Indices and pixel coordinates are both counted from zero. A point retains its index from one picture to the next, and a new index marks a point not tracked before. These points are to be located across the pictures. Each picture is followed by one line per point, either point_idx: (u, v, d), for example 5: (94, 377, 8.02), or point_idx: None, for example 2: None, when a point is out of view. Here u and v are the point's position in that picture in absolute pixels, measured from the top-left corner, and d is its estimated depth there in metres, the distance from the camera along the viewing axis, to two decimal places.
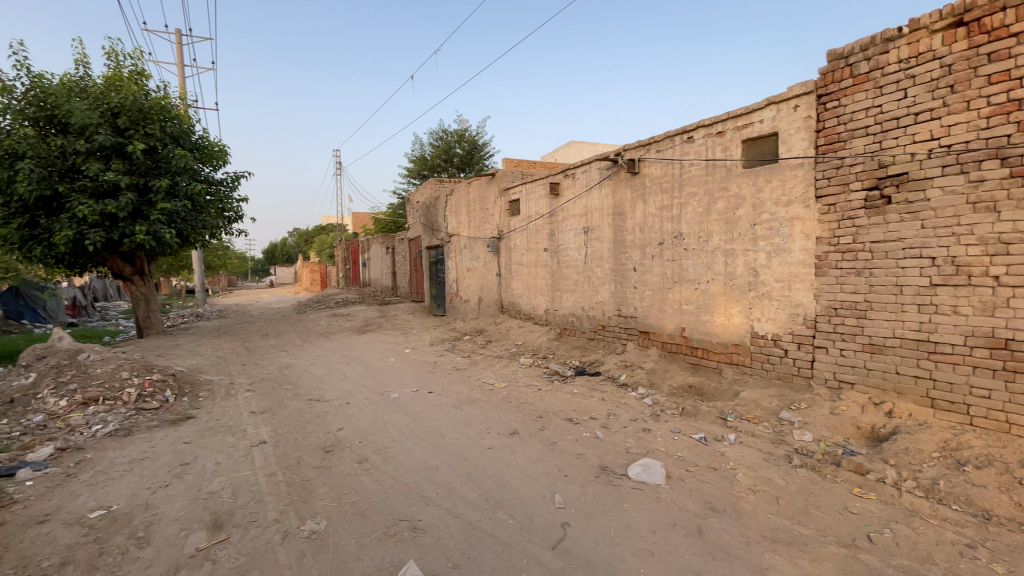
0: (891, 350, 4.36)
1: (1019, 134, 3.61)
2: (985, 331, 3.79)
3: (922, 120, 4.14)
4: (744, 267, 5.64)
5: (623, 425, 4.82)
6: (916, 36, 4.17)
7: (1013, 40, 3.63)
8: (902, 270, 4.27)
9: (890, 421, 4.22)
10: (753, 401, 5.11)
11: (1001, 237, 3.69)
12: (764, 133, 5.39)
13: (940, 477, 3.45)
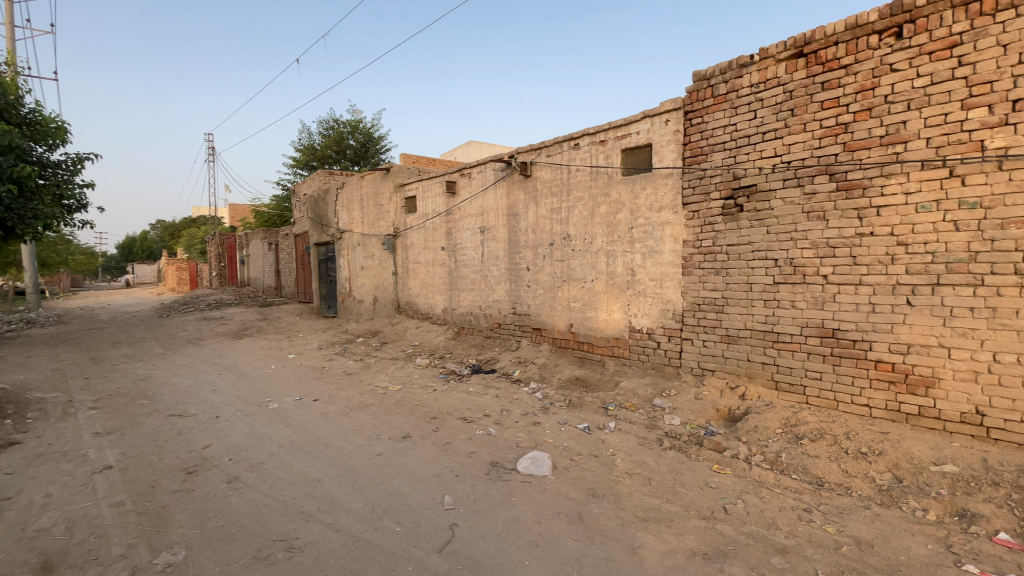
0: (744, 340, 4.97)
1: (844, 154, 4.27)
2: (816, 322, 4.46)
3: (768, 138, 4.76)
4: (623, 267, 6.06)
5: (514, 421, 4.93)
6: (765, 64, 4.77)
7: (842, 72, 4.28)
8: (752, 270, 4.88)
9: (743, 403, 4.81)
10: (631, 390, 5.51)
11: (830, 242, 4.35)
12: (640, 144, 5.84)
13: (782, 451, 3.99)
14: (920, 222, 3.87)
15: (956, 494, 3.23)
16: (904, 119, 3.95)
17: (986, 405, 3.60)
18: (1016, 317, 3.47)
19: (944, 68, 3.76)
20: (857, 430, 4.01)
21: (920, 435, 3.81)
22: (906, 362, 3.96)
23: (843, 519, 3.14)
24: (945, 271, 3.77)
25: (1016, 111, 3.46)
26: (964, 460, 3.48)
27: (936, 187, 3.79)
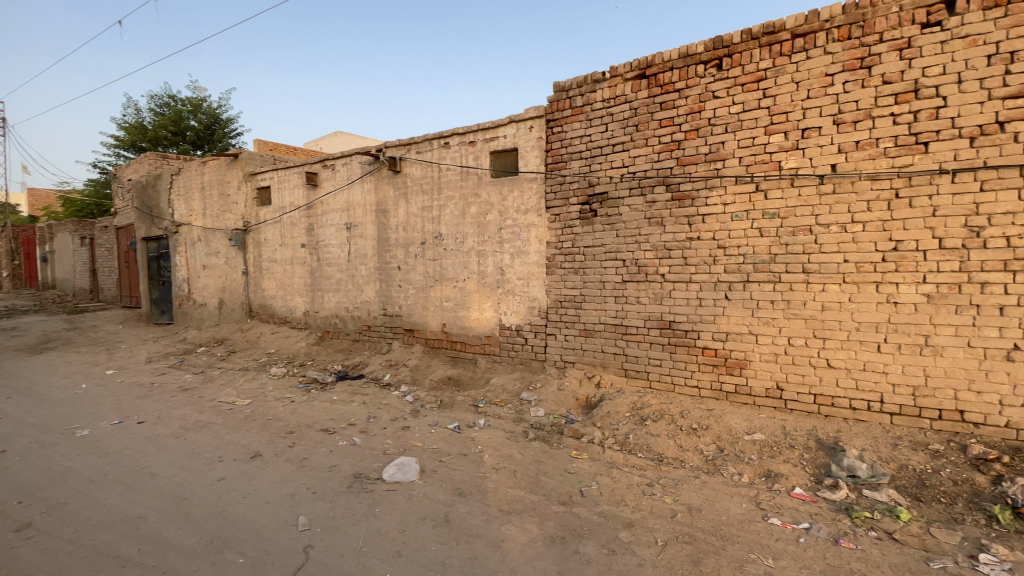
0: (599, 334, 5.40)
1: (677, 167, 4.86)
2: (656, 315, 5.01)
3: (618, 150, 5.23)
4: (493, 266, 6.18)
5: (381, 427, 4.75)
6: (614, 81, 5.23)
7: (676, 95, 4.85)
8: (606, 270, 5.32)
9: (599, 391, 5.22)
10: (500, 386, 5.65)
11: (666, 245, 4.93)
12: (507, 147, 6.02)
13: (631, 432, 4.41)
14: (735, 229, 4.56)
15: (763, 457, 3.86)
16: (723, 140, 4.62)
17: (783, 380, 4.36)
18: (803, 307, 4.25)
19: (752, 99, 4.46)
20: (689, 409, 4.60)
21: (737, 410, 4.49)
22: (726, 348, 4.64)
23: (678, 489, 3.56)
24: (753, 270, 4.48)
25: (803, 138, 4.23)
26: (768, 428, 4.17)
27: (746, 199, 4.49)
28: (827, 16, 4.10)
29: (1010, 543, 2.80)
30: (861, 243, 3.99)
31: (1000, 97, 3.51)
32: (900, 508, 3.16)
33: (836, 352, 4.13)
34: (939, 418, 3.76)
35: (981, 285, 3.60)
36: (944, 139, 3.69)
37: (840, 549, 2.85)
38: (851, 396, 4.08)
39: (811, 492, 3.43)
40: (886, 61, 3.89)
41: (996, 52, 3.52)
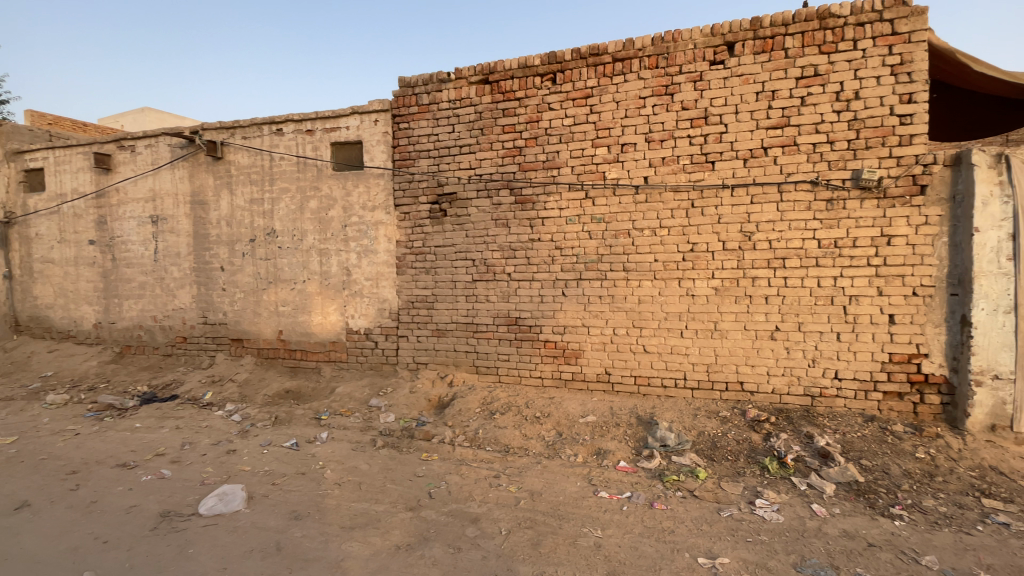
0: (450, 333, 5.43)
1: (519, 172, 5.11)
2: (504, 313, 5.21)
3: (464, 151, 5.30)
4: (337, 266, 5.81)
5: (201, 454, 4.13)
6: (459, 83, 5.28)
7: (517, 103, 5.09)
8: (455, 269, 5.36)
9: (450, 390, 5.25)
10: (347, 395, 5.34)
11: (512, 245, 5.15)
12: (350, 139, 5.71)
13: (480, 428, 4.52)
14: (570, 231, 4.95)
15: (595, 437, 4.27)
16: (558, 149, 4.98)
17: (611, 366, 4.88)
18: (624, 301, 4.80)
19: (582, 113, 4.88)
20: (533, 399, 4.89)
21: (574, 396, 4.90)
22: (564, 340, 5.02)
23: (522, 477, 3.75)
24: (585, 269, 4.91)
25: (623, 152, 4.77)
26: (599, 410, 4.63)
27: (578, 205, 4.91)
28: (640, 45, 4.67)
29: (776, 487, 3.51)
30: (669, 244, 4.64)
31: (762, 128, 4.37)
32: (700, 469, 3.75)
33: (651, 338, 4.74)
34: (726, 389, 4.56)
35: (752, 279, 4.44)
36: (726, 159, 4.47)
37: (655, 512, 3.28)
38: (663, 376, 4.72)
39: (633, 464, 3.89)
40: (684, 90, 4.57)
41: (759, 91, 4.37)
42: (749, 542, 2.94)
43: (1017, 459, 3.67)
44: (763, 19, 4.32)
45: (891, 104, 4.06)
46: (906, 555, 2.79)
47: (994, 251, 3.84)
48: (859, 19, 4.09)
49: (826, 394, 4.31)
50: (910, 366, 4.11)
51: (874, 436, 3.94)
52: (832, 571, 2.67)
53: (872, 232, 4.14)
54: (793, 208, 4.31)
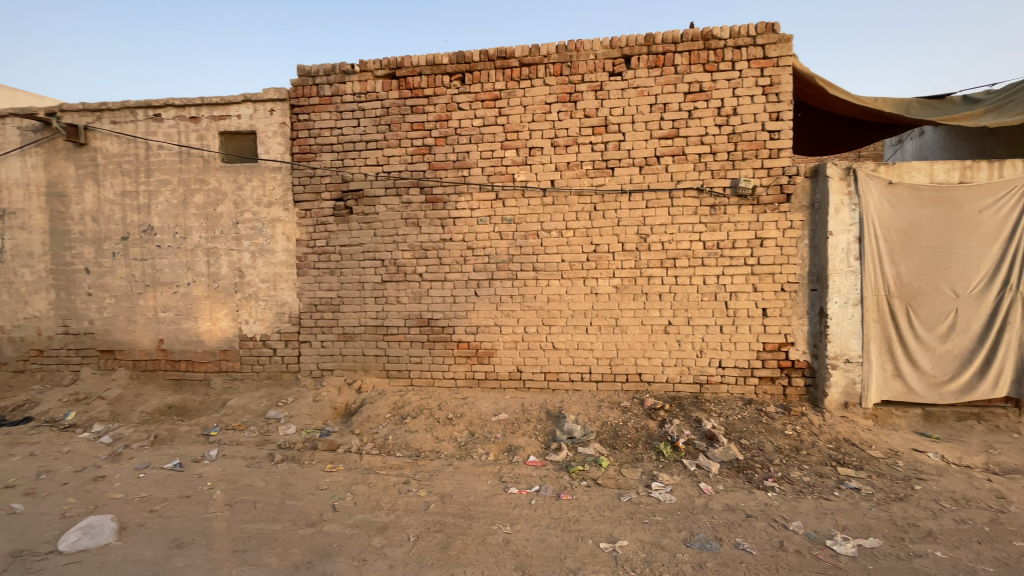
0: (358, 336, 5.22)
1: (428, 171, 5.04)
2: (415, 314, 5.11)
3: (371, 147, 5.12)
4: (228, 267, 5.35)
5: (60, 483, 3.60)
6: (364, 76, 5.09)
7: (425, 100, 5.01)
8: (363, 269, 5.16)
9: (358, 396, 5.05)
10: (241, 407, 4.93)
11: (422, 245, 5.07)
12: (241, 129, 5.28)
13: (390, 433, 4.40)
14: (480, 231, 4.98)
15: (506, 434, 4.33)
16: (467, 149, 4.98)
17: (522, 363, 4.98)
18: (534, 300, 4.92)
19: (491, 114, 4.93)
20: (445, 401, 4.86)
21: (486, 395, 4.95)
22: (475, 340, 5.04)
23: (433, 480, 3.71)
24: (496, 269, 4.97)
25: (530, 155, 4.89)
26: (510, 407, 4.71)
27: (488, 205, 4.95)
28: (545, 52, 4.81)
29: (669, 470, 3.80)
30: (575, 245, 4.84)
31: (656, 138, 4.70)
32: (603, 458, 3.95)
33: (559, 335, 4.91)
34: (627, 381, 4.85)
35: (649, 277, 4.76)
36: (624, 165, 4.75)
37: (562, 503, 3.40)
38: (571, 371, 4.92)
39: (542, 458, 4.01)
40: (587, 98, 4.78)
41: (653, 103, 4.69)
42: (645, 523, 3.15)
43: (862, 430, 4.29)
44: (656, 36, 4.65)
45: (763, 121, 4.56)
46: (777, 522, 3.16)
47: (845, 251, 4.46)
48: (737, 42, 4.55)
49: (713, 381, 4.75)
50: (780, 354, 4.65)
51: (752, 417, 4.41)
52: (716, 542, 2.95)
53: (748, 234, 4.63)
54: (683, 212, 4.69)
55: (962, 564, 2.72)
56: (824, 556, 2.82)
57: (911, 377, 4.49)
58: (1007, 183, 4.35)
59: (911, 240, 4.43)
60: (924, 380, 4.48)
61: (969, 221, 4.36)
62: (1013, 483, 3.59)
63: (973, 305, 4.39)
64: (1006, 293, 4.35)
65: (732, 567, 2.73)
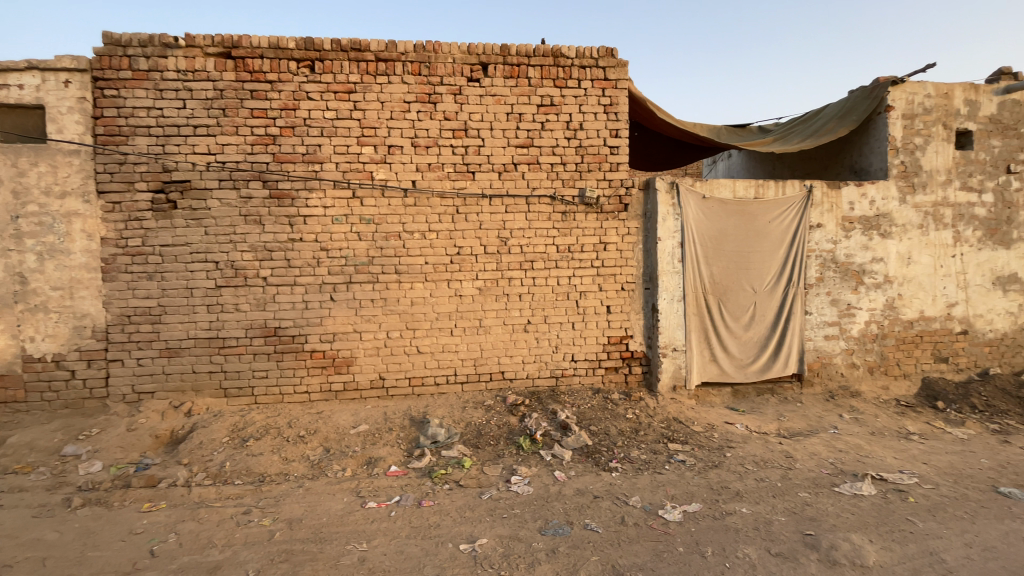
0: (186, 351, 4.55)
1: (273, 163, 4.60)
2: (259, 323, 4.62)
3: (200, 133, 4.50)
4: (4, 272, 4.31)
5: None
6: (192, 52, 4.46)
7: (268, 86, 4.56)
8: (192, 273, 4.51)
9: (188, 420, 4.40)
10: (22, 446, 3.97)
11: (266, 246, 4.59)
12: (23, 102, 4.31)
13: (227, 460, 3.91)
14: (335, 232, 4.68)
15: (366, 446, 4.13)
16: (319, 143, 4.65)
17: (384, 370, 4.79)
18: (396, 303, 4.77)
19: (345, 108, 4.66)
20: (298, 417, 4.48)
21: (346, 406, 4.67)
22: (332, 348, 4.72)
23: (279, 507, 3.37)
24: (353, 272, 4.71)
25: (388, 153, 4.72)
26: (371, 417, 4.50)
27: (343, 204, 4.67)
28: (402, 49, 4.70)
29: (527, 462, 3.98)
30: (437, 247, 4.80)
31: (513, 145, 4.88)
32: (465, 458, 3.97)
33: (423, 339, 4.82)
34: (490, 380, 4.95)
35: (509, 279, 4.92)
36: (484, 170, 4.85)
37: (422, 510, 3.33)
38: (435, 374, 4.87)
39: (404, 466, 3.89)
40: (445, 101, 4.78)
41: (509, 112, 4.86)
42: (504, 518, 3.24)
43: (688, 409, 4.96)
44: (511, 47, 4.83)
45: (605, 137, 5.01)
46: (620, 499, 3.49)
47: (671, 255, 5.11)
48: (582, 62, 4.94)
49: (567, 374, 5.08)
50: (623, 346, 5.15)
51: (600, 405, 4.82)
52: (567, 526, 3.15)
53: (595, 239, 5.05)
54: (539, 218, 4.95)
55: (759, 516, 3.28)
56: (657, 525, 3.18)
57: (724, 361, 5.30)
58: (790, 199, 5.32)
59: (721, 245, 5.24)
60: (733, 363, 5.33)
61: (763, 230, 5.28)
62: (795, 444, 4.44)
63: (767, 299, 5.32)
64: (789, 289, 5.34)
65: (582, 547, 2.94)
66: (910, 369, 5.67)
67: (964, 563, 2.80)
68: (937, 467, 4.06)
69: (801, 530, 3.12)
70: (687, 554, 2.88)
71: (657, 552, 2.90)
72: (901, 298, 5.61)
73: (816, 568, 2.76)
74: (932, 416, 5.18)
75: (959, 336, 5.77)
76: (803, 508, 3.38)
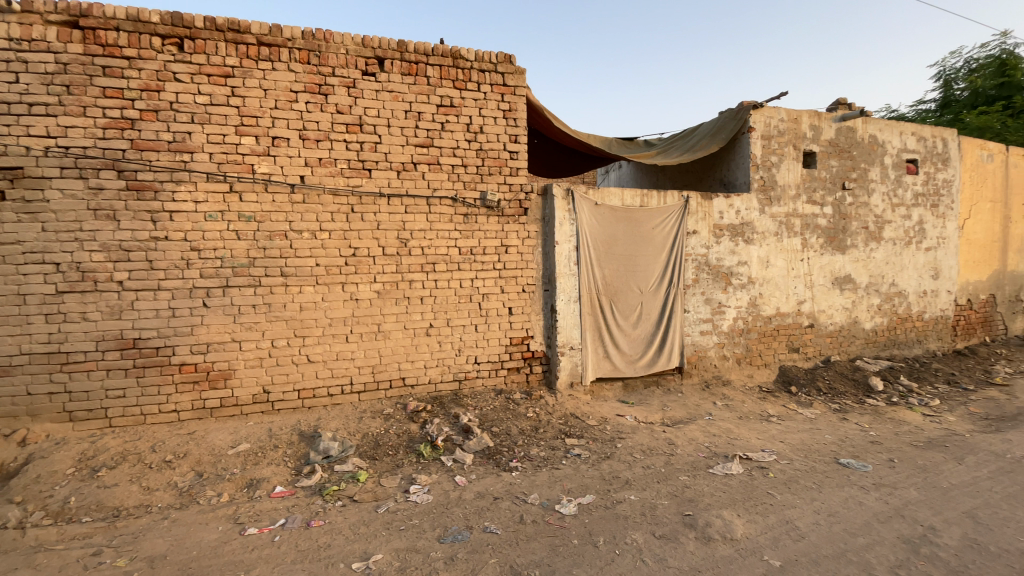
0: (19, 369, 3.86)
1: (132, 151, 4.04)
2: (114, 334, 4.03)
3: (36, 113, 3.84)
4: None
5: None
6: (28, 18, 3.80)
7: (125, 63, 4.00)
8: (24, 277, 3.84)
9: (21, 451, 3.72)
10: None
11: (122, 245, 4.02)
12: None
13: (72, 494, 3.35)
14: (208, 229, 4.21)
15: (247, 468, 3.76)
16: (189, 130, 4.16)
17: (269, 383, 4.41)
18: (283, 309, 4.41)
19: (221, 94, 4.22)
20: (164, 440, 3.96)
21: (223, 425, 4.21)
22: (207, 360, 4.25)
23: (137, 544, 2.94)
24: (232, 274, 4.27)
25: (273, 146, 4.36)
26: (254, 435, 4.11)
27: (219, 199, 4.23)
28: (288, 35, 4.36)
29: (428, 469, 3.89)
30: (328, 248, 4.51)
31: (412, 144, 4.76)
32: (361, 471, 3.77)
33: (315, 347, 4.51)
34: (390, 387, 4.77)
35: (409, 282, 4.78)
36: (381, 168, 4.66)
37: (311, 531, 3.10)
38: (329, 385, 4.58)
39: (290, 486, 3.60)
40: (337, 93, 4.52)
41: (407, 109, 4.73)
42: (401, 530, 3.13)
43: (583, 405, 5.19)
44: (408, 44, 4.70)
45: (504, 142, 5.08)
46: (519, 498, 3.53)
47: (567, 258, 5.31)
48: (482, 66, 4.96)
49: (470, 377, 5.06)
50: (523, 346, 5.25)
51: (502, 406, 4.87)
52: (466, 532, 3.12)
53: (496, 242, 5.09)
54: (440, 219, 4.87)
55: (646, 502, 3.52)
56: (554, 520, 3.27)
57: (616, 357, 5.63)
58: (672, 208, 5.80)
59: (612, 249, 5.56)
60: (624, 359, 5.68)
61: (649, 235, 5.69)
62: (677, 431, 4.84)
63: (653, 298, 5.75)
64: (671, 289, 5.82)
65: (480, 551, 2.93)
66: (770, 358, 6.46)
67: (811, 527, 3.23)
68: (791, 445, 4.66)
69: (681, 512, 3.39)
70: (581, 545, 2.99)
71: (553, 547, 2.97)
72: (762, 297, 6.37)
73: (693, 545, 3.01)
74: (787, 400, 5.94)
75: (807, 329, 6.69)
76: (683, 491, 3.69)
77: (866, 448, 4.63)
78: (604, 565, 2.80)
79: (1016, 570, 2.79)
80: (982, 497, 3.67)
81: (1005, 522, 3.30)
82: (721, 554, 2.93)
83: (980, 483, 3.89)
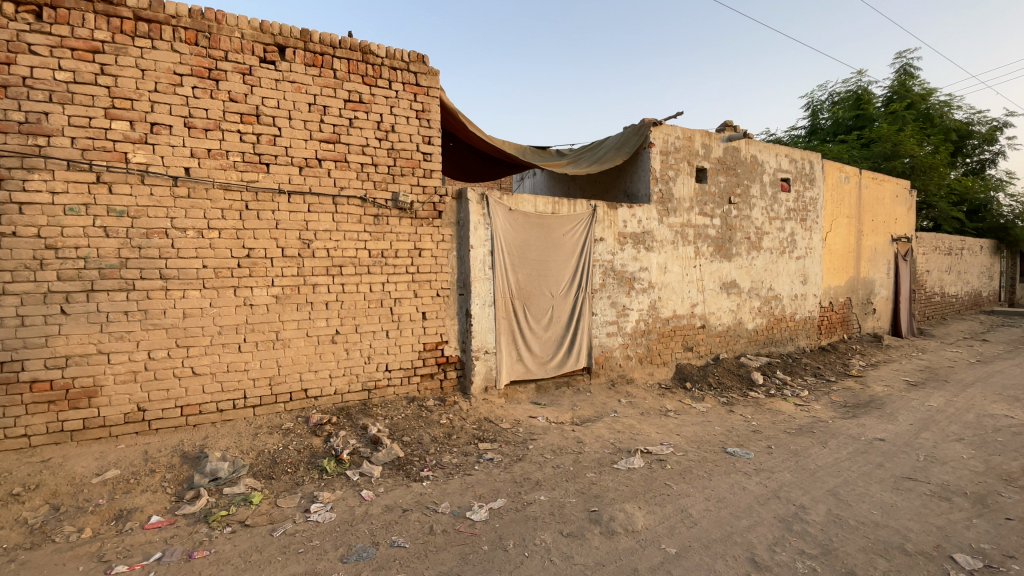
0: None
1: None
2: None
3: None
4: None
5: None
6: None
7: None
8: None
9: None
10: None
11: None
12: None
13: None
14: (69, 225, 3.66)
15: (115, 497, 3.30)
16: (46, 110, 3.60)
17: (145, 400, 3.92)
18: (162, 316, 3.95)
19: (88, 71, 3.70)
20: (9, 471, 3.37)
21: (86, 450, 3.67)
22: (65, 376, 3.68)
23: None
24: (98, 276, 3.75)
25: (152, 133, 3.90)
26: (125, 460, 3.63)
27: (83, 190, 3.69)
28: (172, 11, 3.93)
29: (332, 485, 3.68)
30: (218, 248, 4.12)
31: (316, 139, 4.49)
32: (255, 493, 3.47)
33: (200, 358, 4.09)
34: (290, 400, 4.45)
35: (313, 285, 4.50)
36: (281, 163, 4.35)
37: (193, 564, 2.78)
38: (218, 400, 4.17)
39: (169, 515, 3.21)
40: (230, 80, 4.15)
41: (311, 102, 4.46)
42: (299, 553, 2.91)
43: (497, 408, 5.21)
44: (313, 34, 4.45)
45: (417, 142, 4.98)
46: (429, 508, 3.45)
47: (482, 262, 5.31)
48: (393, 63, 4.81)
49: (380, 386, 4.88)
50: (437, 352, 5.17)
51: (413, 413, 4.74)
52: (372, 548, 2.98)
53: (408, 245, 4.96)
54: (347, 220, 4.64)
55: (555, 501, 3.60)
56: (464, 528, 3.23)
57: (529, 359, 5.74)
58: (581, 215, 6.03)
59: (525, 254, 5.66)
60: (536, 361, 5.80)
61: (560, 241, 5.87)
62: (585, 429, 5.03)
63: (563, 301, 5.93)
64: (581, 292, 6.05)
65: (387, 567, 2.81)
66: (668, 357, 6.95)
67: (703, 514, 3.50)
68: (686, 437, 5.03)
69: (587, 508, 3.52)
70: (491, 551, 2.99)
71: (463, 555, 2.94)
72: (661, 300, 6.83)
73: (598, 541, 3.13)
74: (683, 395, 6.43)
75: (700, 329, 7.29)
76: (590, 487, 3.83)
77: (750, 436, 5.14)
78: (514, 569, 2.82)
79: (866, 538, 3.23)
80: (841, 476, 4.21)
81: (858, 497, 3.82)
82: (623, 546, 3.08)
83: (839, 463, 4.47)
